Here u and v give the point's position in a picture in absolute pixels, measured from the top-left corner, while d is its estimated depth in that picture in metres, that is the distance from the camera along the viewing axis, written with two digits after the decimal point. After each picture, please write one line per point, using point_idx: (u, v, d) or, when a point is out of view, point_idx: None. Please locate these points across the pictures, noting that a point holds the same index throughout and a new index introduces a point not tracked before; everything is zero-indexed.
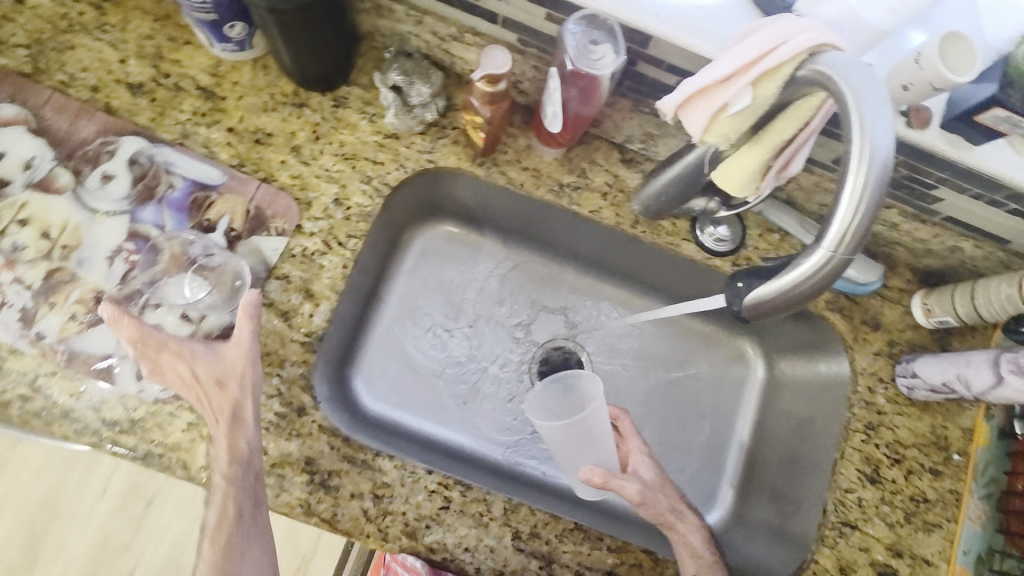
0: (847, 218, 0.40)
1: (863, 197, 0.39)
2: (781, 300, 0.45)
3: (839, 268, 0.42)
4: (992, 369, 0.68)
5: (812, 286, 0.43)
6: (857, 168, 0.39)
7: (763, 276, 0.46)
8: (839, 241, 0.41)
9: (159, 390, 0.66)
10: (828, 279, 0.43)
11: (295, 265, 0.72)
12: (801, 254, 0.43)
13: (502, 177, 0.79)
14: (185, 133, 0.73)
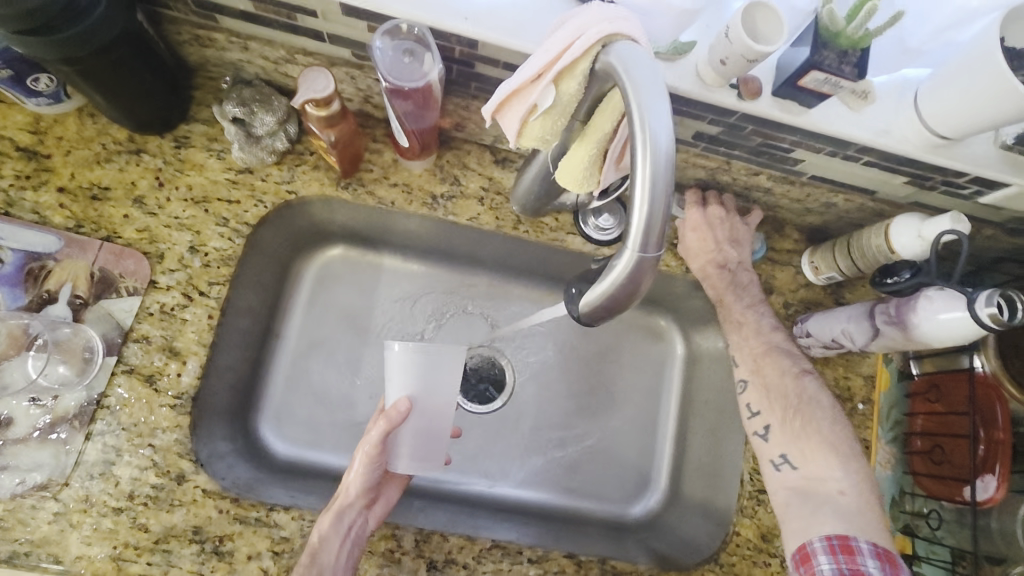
0: (643, 216, 0.38)
1: (655, 192, 0.37)
2: (609, 306, 0.43)
3: (653, 267, 0.40)
4: (870, 321, 0.69)
5: (630, 289, 0.41)
6: (642, 163, 0.37)
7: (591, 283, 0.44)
8: (641, 241, 0.39)
9: (16, 484, 0.61)
10: (646, 279, 0.40)
11: (154, 323, 0.67)
12: (613, 259, 0.40)
13: (370, 197, 0.76)
14: (10, 200, 0.67)
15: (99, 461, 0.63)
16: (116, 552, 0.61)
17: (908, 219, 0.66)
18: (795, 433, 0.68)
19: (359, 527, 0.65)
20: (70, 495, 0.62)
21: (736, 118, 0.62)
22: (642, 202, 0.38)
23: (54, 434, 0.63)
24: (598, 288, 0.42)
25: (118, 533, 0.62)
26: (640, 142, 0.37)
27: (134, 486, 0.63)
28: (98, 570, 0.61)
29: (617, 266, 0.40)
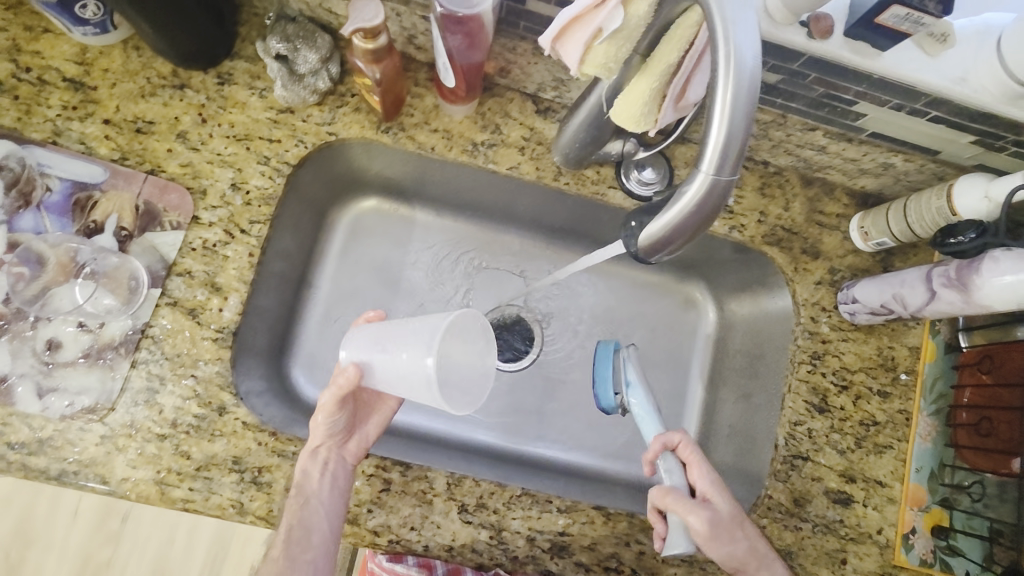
0: (722, 137, 0.38)
1: (735, 115, 0.37)
2: (673, 237, 0.43)
3: (724, 195, 0.40)
4: (926, 285, 0.66)
5: (699, 217, 0.41)
6: (724, 83, 0.37)
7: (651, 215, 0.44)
8: (717, 163, 0.38)
9: (66, 406, 0.63)
10: (715, 207, 0.40)
11: (197, 258, 0.68)
12: (683, 185, 0.40)
13: (411, 142, 0.74)
14: (57, 130, 0.67)
15: (143, 388, 0.65)
16: (160, 476, 0.63)
17: (974, 179, 0.63)
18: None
19: (338, 470, 0.64)
20: (116, 419, 0.64)
21: (801, 62, 0.59)
22: (721, 124, 0.37)
23: (101, 360, 0.64)
24: (661, 219, 0.42)
25: (162, 459, 0.64)
26: (723, 62, 0.37)
27: (177, 415, 0.65)
28: (143, 492, 0.63)
29: (687, 193, 0.40)
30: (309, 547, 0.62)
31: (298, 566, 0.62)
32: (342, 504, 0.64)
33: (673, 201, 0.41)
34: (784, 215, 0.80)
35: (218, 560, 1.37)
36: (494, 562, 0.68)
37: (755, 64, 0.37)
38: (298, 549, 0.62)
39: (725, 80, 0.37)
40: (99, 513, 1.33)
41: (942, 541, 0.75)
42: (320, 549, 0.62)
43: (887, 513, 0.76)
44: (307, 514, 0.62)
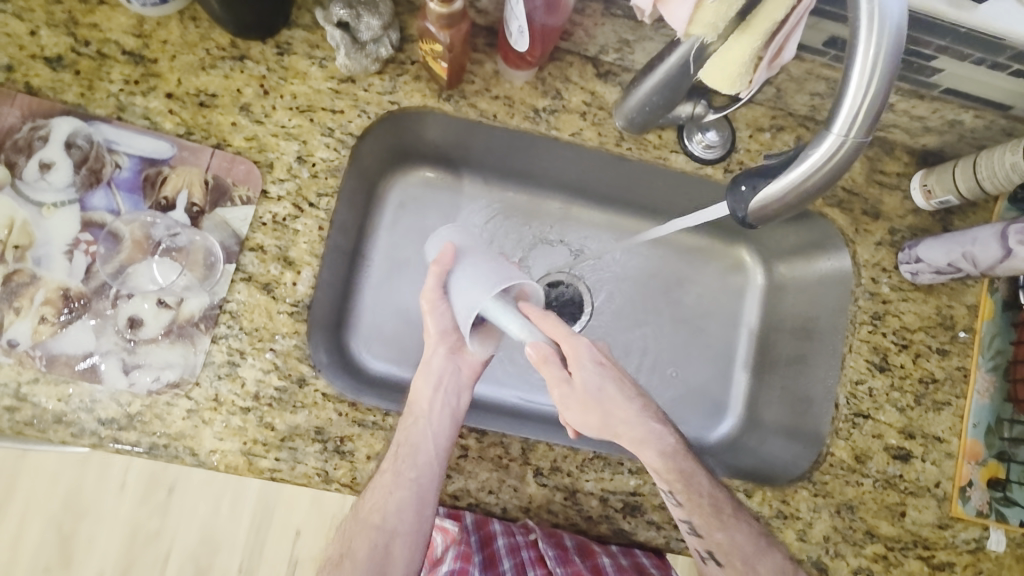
0: (859, 100, 0.39)
1: (874, 78, 0.38)
2: (792, 197, 0.45)
3: (853, 153, 0.41)
4: (1000, 242, 0.66)
5: (824, 178, 0.42)
6: (867, 44, 0.37)
7: (769, 178, 0.45)
8: (850, 124, 0.40)
9: (151, 381, 0.64)
10: (842, 166, 0.42)
11: (268, 233, 0.68)
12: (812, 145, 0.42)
13: (473, 110, 0.73)
14: (121, 106, 0.67)
15: (224, 362, 0.65)
16: (247, 448, 0.65)
17: None
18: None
19: (453, 395, 0.71)
20: (201, 393, 0.65)
21: None
22: (859, 88, 0.38)
23: (182, 336, 0.65)
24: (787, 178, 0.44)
25: (247, 431, 0.65)
26: (867, 25, 0.37)
27: (259, 388, 0.66)
28: (231, 463, 0.65)
29: (816, 154, 0.42)
30: (415, 465, 0.65)
31: (401, 482, 0.64)
32: (449, 426, 0.68)
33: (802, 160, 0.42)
34: (845, 176, 0.80)
35: (261, 530, 1.41)
36: (570, 521, 0.70)
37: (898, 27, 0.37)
38: (405, 463, 0.65)
39: (867, 41, 0.38)
40: (145, 485, 1.37)
41: (998, 493, 0.78)
42: (424, 469, 0.65)
43: (945, 468, 0.78)
44: (415, 430, 0.66)
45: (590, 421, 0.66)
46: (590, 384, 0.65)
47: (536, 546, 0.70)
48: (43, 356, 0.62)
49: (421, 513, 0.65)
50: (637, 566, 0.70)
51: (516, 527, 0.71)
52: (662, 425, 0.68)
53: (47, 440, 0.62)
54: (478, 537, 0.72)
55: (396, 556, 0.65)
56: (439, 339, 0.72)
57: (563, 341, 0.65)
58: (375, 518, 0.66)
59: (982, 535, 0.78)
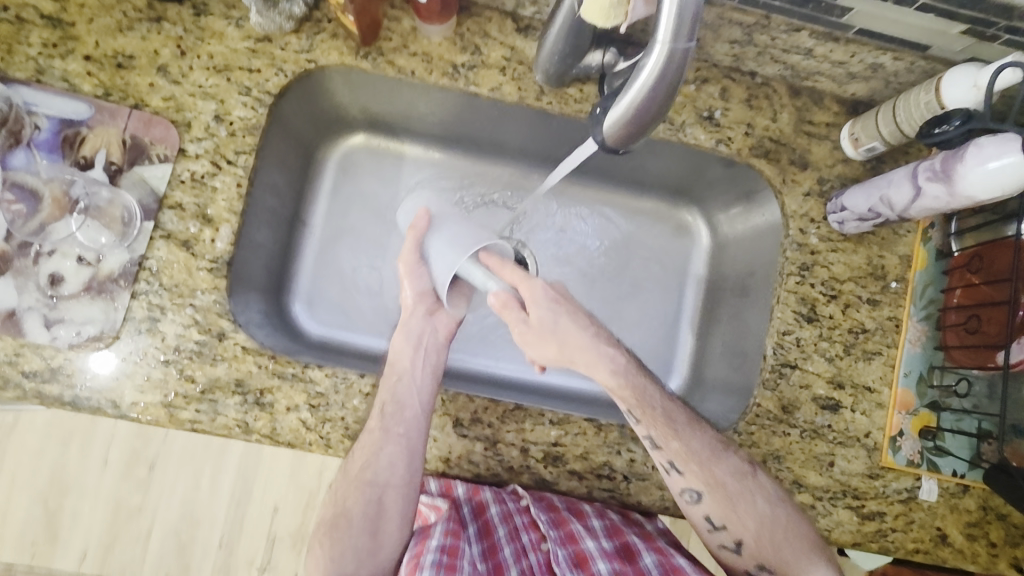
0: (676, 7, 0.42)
1: None
2: (639, 116, 0.49)
3: (683, 61, 0.45)
4: (912, 182, 0.66)
5: (661, 90, 0.46)
6: None
7: (615, 102, 0.49)
8: (673, 32, 0.43)
9: (73, 336, 0.65)
10: (676, 74, 0.45)
11: (186, 190, 0.69)
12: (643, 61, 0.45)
13: (391, 67, 0.74)
14: (40, 69, 0.68)
15: (145, 318, 0.67)
16: (167, 400, 0.66)
17: (962, 71, 0.61)
18: (762, 541, 0.68)
19: (432, 354, 0.74)
20: (122, 347, 0.66)
21: None
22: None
23: (102, 291, 0.66)
24: (626, 99, 0.48)
25: (168, 384, 0.67)
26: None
27: (179, 341, 0.67)
28: (153, 415, 0.66)
29: (649, 67, 0.45)
30: (403, 421, 0.67)
31: (392, 437, 0.67)
32: (432, 383, 0.72)
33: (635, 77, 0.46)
34: (772, 126, 0.79)
35: (240, 505, 1.33)
36: (490, 472, 0.71)
37: None
38: (393, 420, 0.67)
39: None
40: (124, 462, 1.27)
41: (929, 442, 0.76)
42: (412, 423, 0.67)
43: (875, 418, 0.77)
44: (401, 388, 0.69)
45: (547, 352, 0.70)
46: (545, 319, 0.68)
47: (529, 512, 0.69)
48: None
49: (412, 466, 0.68)
50: (624, 519, 0.72)
51: (507, 494, 0.71)
52: (615, 347, 0.71)
53: None
54: (470, 507, 0.71)
55: (390, 506, 0.68)
56: (416, 302, 0.75)
57: (521, 284, 0.69)
58: (367, 475, 0.68)
59: (914, 486, 0.77)
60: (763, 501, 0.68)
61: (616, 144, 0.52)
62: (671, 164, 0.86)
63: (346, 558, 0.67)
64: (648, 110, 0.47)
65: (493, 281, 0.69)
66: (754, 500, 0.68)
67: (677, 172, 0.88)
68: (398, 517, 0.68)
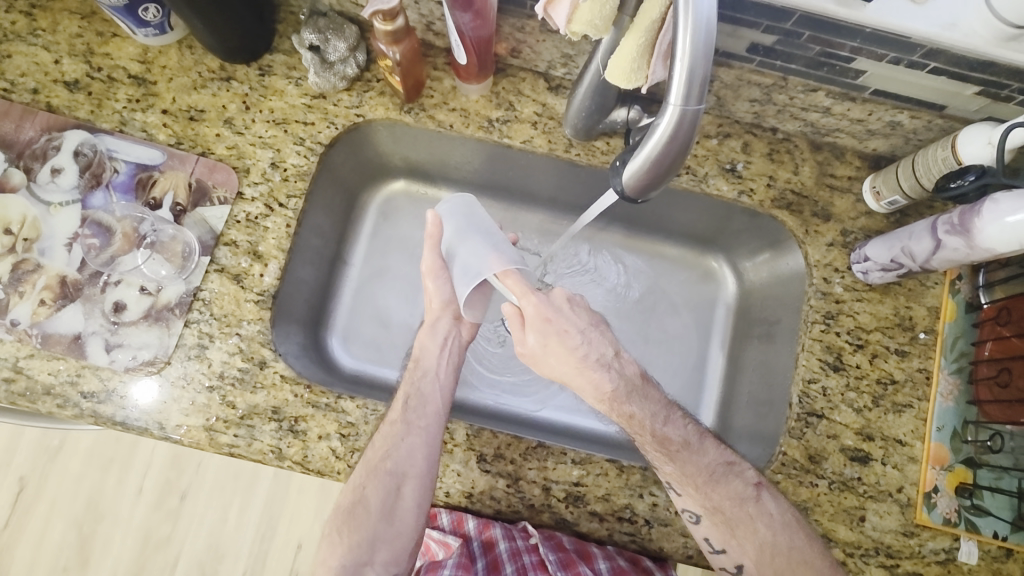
0: (686, 72, 0.44)
1: (693, 58, 0.43)
2: (655, 170, 0.50)
3: (693, 123, 0.46)
4: (932, 235, 0.68)
5: (672, 149, 0.48)
6: (683, 37, 0.43)
7: (633, 156, 0.51)
8: (685, 96, 0.45)
9: (129, 360, 0.71)
10: (687, 134, 0.47)
11: (241, 229, 0.75)
12: (656, 123, 0.47)
13: (431, 121, 0.81)
14: (123, 121, 0.77)
15: (195, 345, 0.72)
16: (209, 424, 0.70)
17: (979, 128, 0.63)
18: None
19: (454, 353, 0.80)
20: (172, 372, 0.71)
21: (794, 21, 0.63)
22: (683, 64, 0.44)
23: (159, 319, 0.72)
24: (641, 156, 0.50)
25: (210, 408, 0.71)
26: (682, 12, 0.42)
27: (224, 368, 0.72)
28: (195, 438, 0.70)
29: (663, 126, 0.47)
30: (423, 414, 0.73)
31: (413, 429, 0.70)
32: (452, 379, 0.79)
33: (650, 137, 0.48)
34: (793, 179, 0.82)
35: (266, 540, 1.33)
36: (511, 508, 0.72)
37: (709, 22, 0.43)
38: (416, 414, 0.72)
39: (683, 29, 0.43)
40: (158, 491, 1.32)
41: (966, 500, 0.74)
42: (433, 417, 0.73)
43: (908, 473, 0.75)
44: (424, 383, 0.76)
45: (544, 369, 0.71)
46: (543, 303, 0.67)
47: (537, 550, 0.74)
48: (39, 334, 0.70)
49: (430, 457, 0.70)
50: (632, 566, 0.76)
51: (517, 532, 0.75)
52: (603, 372, 0.69)
53: (37, 410, 0.69)
54: (480, 542, 0.77)
55: (407, 495, 0.70)
56: (444, 308, 0.78)
57: (522, 298, 0.67)
58: (386, 465, 0.70)
59: (953, 546, 0.73)
60: (790, 551, 0.67)
61: (634, 194, 0.54)
62: (696, 215, 0.90)
63: (365, 548, 0.71)
64: (662, 168, 0.49)
65: (499, 293, 0.68)
66: (787, 546, 0.68)
67: (702, 221, 0.91)
68: (415, 507, 0.70)
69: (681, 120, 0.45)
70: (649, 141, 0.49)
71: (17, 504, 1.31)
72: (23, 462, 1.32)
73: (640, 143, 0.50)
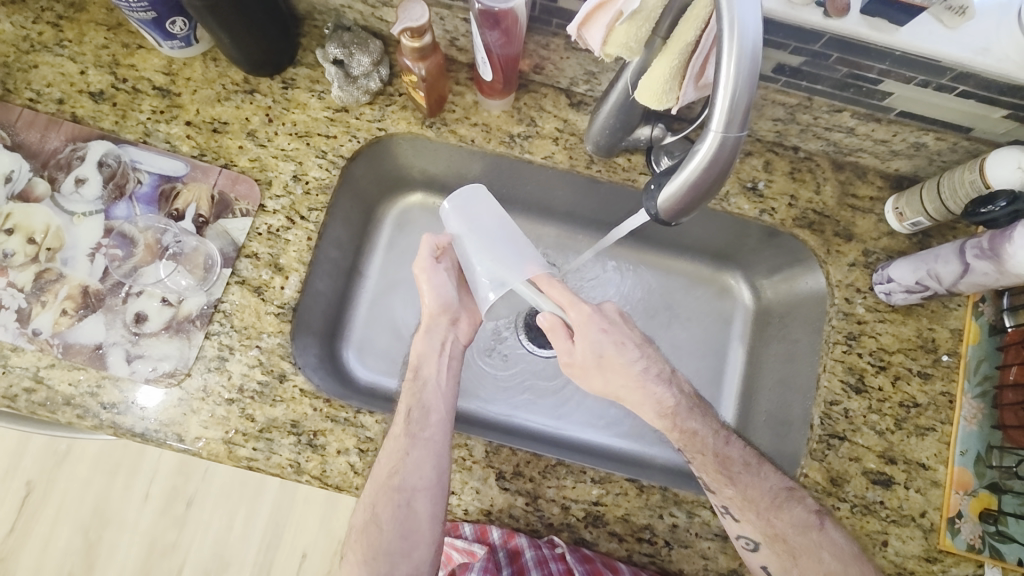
0: (728, 100, 0.44)
1: (737, 85, 0.43)
2: (691, 195, 0.50)
3: (733, 149, 0.46)
4: (959, 258, 0.68)
5: (712, 174, 0.47)
6: (728, 64, 0.43)
7: (668, 180, 0.51)
8: (726, 123, 0.45)
9: (149, 371, 0.70)
10: (727, 160, 0.47)
11: (262, 242, 0.75)
12: (695, 149, 0.47)
13: (453, 136, 0.81)
14: (147, 132, 0.77)
15: (215, 357, 0.72)
16: (228, 436, 0.70)
17: (1006, 152, 0.62)
18: None
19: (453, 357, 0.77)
20: (191, 384, 0.71)
21: (822, 43, 0.63)
22: (727, 90, 0.43)
23: (180, 331, 0.72)
24: (677, 181, 0.50)
25: (229, 421, 0.70)
26: (727, 39, 0.42)
27: (243, 381, 0.72)
28: (213, 451, 0.70)
29: (702, 152, 0.47)
30: (427, 426, 0.71)
31: (418, 442, 0.69)
32: (454, 386, 0.76)
33: (688, 163, 0.48)
34: (815, 199, 0.81)
35: (271, 548, 1.33)
36: (530, 527, 0.71)
37: (754, 50, 0.43)
38: (417, 427, 0.70)
39: (728, 56, 0.43)
40: (165, 497, 1.32)
41: (991, 526, 0.72)
42: (436, 428, 0.70)
43: (931, 497, 0.74)
44: (424, 393, 0.73)
45: (594, 383, 0.72)
46: (594, 351, 0.69)
47: (565, 559, 0.70)
48: (60, 344, 0.70)
49: (440, 468, 0.68)
50: None
51: (543, 540, 0.72)
52: (665, 387, 0.71)
53: (56, 420, 0.69)
54: (506, 552, 0.72)
55: (421, 509, 0.67)
56: (439, 312, 0.75)
57: (567, 306, 0.70)
58: (395, 481, 0.67)
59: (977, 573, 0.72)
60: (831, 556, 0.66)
61: (668, 217, 0.53)
62: (714, 231, 0.89)
63: (382, 565, 0.68)
64: (699, 193, 0.49)
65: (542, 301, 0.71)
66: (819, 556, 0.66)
67: (721, 238, 0.90)
68: (429, 521, 0.68)
69: (722, 147, 0.45)
70: (687, 166, 0.49)
71: (25, 508, 1.31)
72: (31, 466, 1.32)
73: (677, 168, 0.50)
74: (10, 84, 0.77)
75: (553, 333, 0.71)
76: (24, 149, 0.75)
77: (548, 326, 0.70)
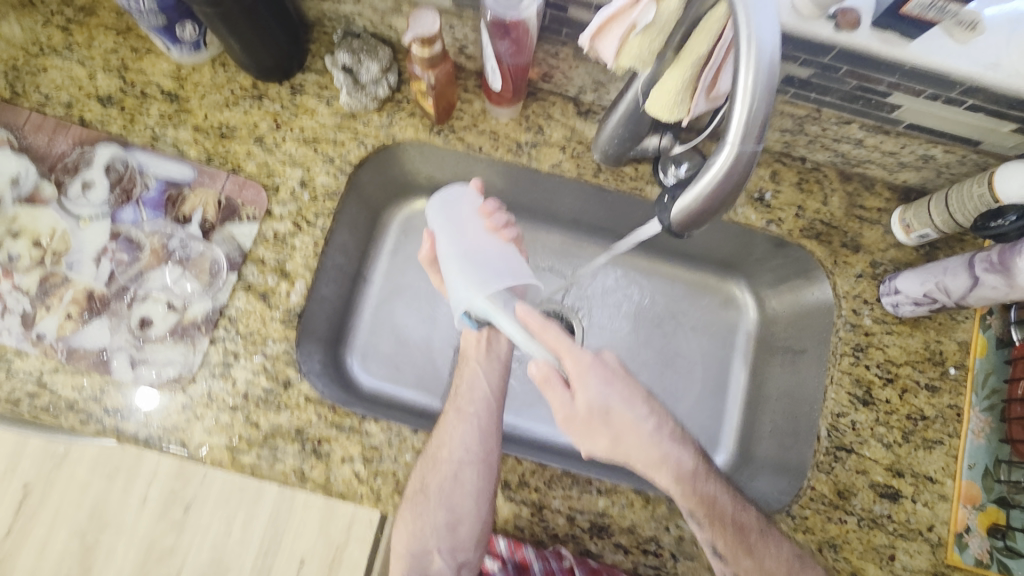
0: (744, 113, 0.44)
1: (754, 98, 0.43)
2: (705, 208, 0.50)
3: (749, 162, 0.46)
4: (968, 272, 0.67)
5: (726, 187, 0.47)
6: (745, 77, 0.43)
7: (682, 193, 0.51)
8: (742, 135, 0.45)
9: (153, 377, 0.70)
10: (742, 173, 0.47)
11: (269, 247, 0.75)
12: (711, 161, 0.47)
13: (460, 143, 0.81)
14: (155, 136, 0.77)
15: (220, 363, 0.72)
16: (231, 443, 0.69)
17: (1015, 166, 0.62)
18: None
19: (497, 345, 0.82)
20: (196, 391, 0.70)
21: (833, 56, 0.63)
22: (743, 103, 0.43)
23: (184, 336, 0.72)
24: (691, 194, 0.49)
25: (233, 427, 0.70)
26: (744, 51, 0.42)
27: (248, 387, 0.71)
28: (216, 457, 0.69)
29: (717, 165, 0.47)
30: (473, 402, 0.76)
31: (465, 416, 0.75)
32: (499, 370, 0.80)
33: (703, 176, 0.47)
34: (822, 210, 0.81)
35: None
36: (535, 538, 0.71)
37: (771, 63, 0.43)
38: (464, 402, 0.76)
39: (745, 70, 0.43)
40: None
41: (999, 542, 0.72)
42: (480, 404, 0.77)
43: (939, 511, 0.74)
44: (471, 373, 0.79)
45: (599, 443, 0.69)
46: (597, 405, 0.66)
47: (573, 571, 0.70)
48: (64, 349, 0.70)
49: (486, 443, 0.73)
50: None
51: (550, 552, 0.71)
52: (678, 446, 0.69)
53: (59, 425, 0.69)
54: (514, 562, 0.73)
55: (466, 482, 0.71)
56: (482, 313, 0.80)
57: (566, 355, 0.66)
58: (443, 454, 0.72)
59: None
60: None
61: (680, 229, 0.53)
62: (720, 240, 0.89)
63: (428, 537, 0.71)
64: (713, 207, 0.49)
65: (535, 349, 0.66)
66: None
67: (727, 247, 0.90)
68: (475, 495, 0.70)
69: (737, 159, 0.45)
70: (701, 179, 0.48)
71: None
72: None
73: (691, 181, 0.50)
74: (18, 88, 0.77)
75: (547, 385, 0.67)
76: (30, 153, 0.75)
77: (542, 377, 0.67)
